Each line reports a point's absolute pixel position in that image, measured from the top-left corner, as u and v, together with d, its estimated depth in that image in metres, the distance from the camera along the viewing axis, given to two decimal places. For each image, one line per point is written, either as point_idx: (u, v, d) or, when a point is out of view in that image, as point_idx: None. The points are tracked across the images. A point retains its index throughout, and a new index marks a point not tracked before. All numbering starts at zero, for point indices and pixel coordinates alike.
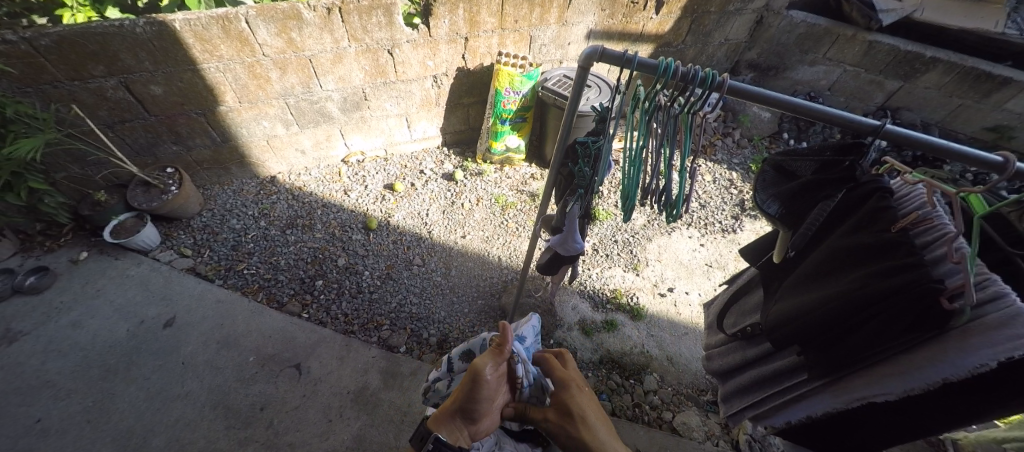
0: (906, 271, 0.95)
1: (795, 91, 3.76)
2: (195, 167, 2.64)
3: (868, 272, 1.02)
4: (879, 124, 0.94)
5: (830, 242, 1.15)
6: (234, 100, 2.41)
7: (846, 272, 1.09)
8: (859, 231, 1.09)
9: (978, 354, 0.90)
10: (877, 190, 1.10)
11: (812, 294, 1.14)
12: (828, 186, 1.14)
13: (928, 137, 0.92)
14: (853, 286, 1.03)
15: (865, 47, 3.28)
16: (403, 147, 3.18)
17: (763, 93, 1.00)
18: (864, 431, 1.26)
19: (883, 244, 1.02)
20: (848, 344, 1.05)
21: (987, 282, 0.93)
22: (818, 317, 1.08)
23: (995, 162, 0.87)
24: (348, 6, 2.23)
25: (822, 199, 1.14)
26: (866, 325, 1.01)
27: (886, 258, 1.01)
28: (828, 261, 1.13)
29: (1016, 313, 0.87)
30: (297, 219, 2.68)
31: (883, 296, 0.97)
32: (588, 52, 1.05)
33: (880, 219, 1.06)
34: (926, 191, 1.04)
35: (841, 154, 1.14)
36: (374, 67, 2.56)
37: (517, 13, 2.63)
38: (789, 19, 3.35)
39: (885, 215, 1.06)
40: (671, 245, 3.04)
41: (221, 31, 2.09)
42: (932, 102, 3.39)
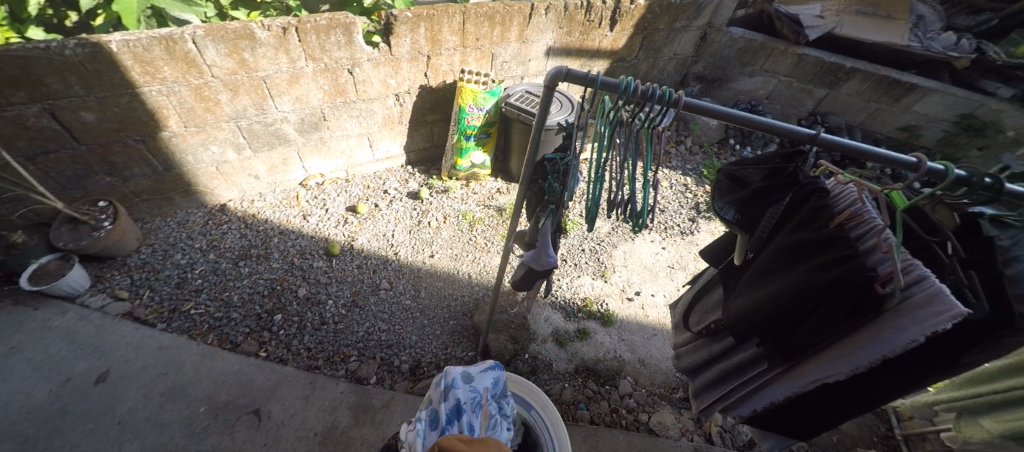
0: (846, 262, 1.02)
1: (737, 100, 4.05)
2: (133, 198, 2.38)
3: (814, 265, 1.09)
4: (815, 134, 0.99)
5: (778, 239, 1.23)
6: (178, 125, 2.21)
7: (796, 265, 1.15)
8: (804, 227, 1.17)
9: (908, 331, 0.97)
10: (816, 191, 1.18)
11: (765, 288, 1.21)
12: (776, 191, 1.21)
13: (857, 142, 0.97)
14: (799, 278, 1.11)
15: (796, 60, 3.60)
16: (365, 168, 3.07)
17: (714, 109, 1.02)
18: (818, 411, 1.33)
19: (823, 239, 1.10)
20: (798, 333, 1.12)
21: (912, 266, 1.00)
22: (773, 309, 1.16)
23: (909, 163, 0.92)
24: (305, 25, 2.14)
25: (772, 203, 1.21)
26: (813, 315, 1.08)
27: (826, 251, 1.09)
28: (780, 256, 1.19)
29: (936, 292, 0.94)
30: (250, 249, 2.49)
31: (826, 286, 1.04)
32: (554, 72, 1.06)
33: (822, 214, 1.14)
34: (856, 191, 1.13)
35: (785, 161, 1.22)
36: (333, 87, 2.47)
37: (479, 31, 2.64)
38: (729, 35, 3.64)
39: (824, 212, 1.14)
40: (635, 250, 3.13)
41: (165, 52, 1.93)
42: (854, 107, 3.77)
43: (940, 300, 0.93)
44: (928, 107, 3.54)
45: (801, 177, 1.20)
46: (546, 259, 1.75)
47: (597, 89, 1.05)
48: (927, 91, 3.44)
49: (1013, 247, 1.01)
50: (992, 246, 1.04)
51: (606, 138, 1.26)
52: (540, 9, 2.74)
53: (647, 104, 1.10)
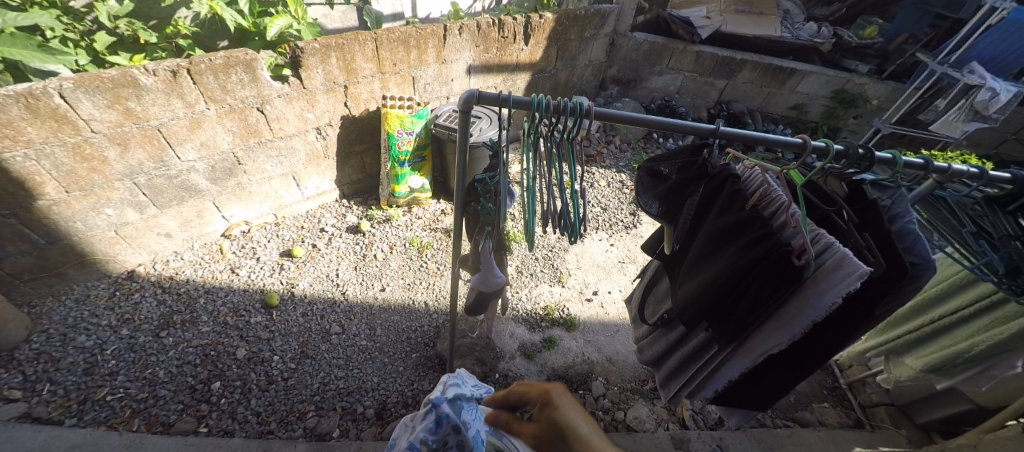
0: (764, 242, 1.12)
1: (653, 98, 4.36)
2: (11, 281, 2.05)
3: (739, 248, 1.16)
4: (713, 127, 1.06)
5: (705, 226, 1.31)
6: (57, 191, 1.95)
7: (724, 249, 1.22)
8: (725, 212, 1.26)
9: (828, 295, 1.06)
10: (729, 176, 1.30)
11: (700, 275, 1.27)
12: (688, 185, 1.36)
13: (751, 132, 1.05)
14: (728, 261, 1.17)
15: (695, 56, 3.97)
16: (295, 208, 2.89)
17: (624, 114, 1.06)
18: (771, 382, 1.39)
19: (742, 220, 1.19)
20: (736, 314, 1.16)
21: (819, 236, 1.12)
22: (709, 295, 1.20)
23: (797, 144, 1.01)
24: (198, 66, 1.99)
25: (688, 195, 1.36)
26: (747, 294, 1.13)
27: (747, 232, 1.17)
28: (709, 243, 1.27)
29: (842, 255, 1.04)
30: (173, 316, 2.23)
31: (752, 265, 1.11)
32: (466, 96, 1.06)
33: (736, 199, 1.26)
34: (762, 174, 1.28)
35: (694, 155, 1.38)
36: (243, 128, 2.32)
37: (395, 56, 2.63)
38: (634, 40, 3.93)
39: (739, 195, 1.25)
40: (586, 250, 3.22)
41: (25, 110, 1.70)
42: (751, 93, 4.21)
43: (846, 262, 1.03)
44: (809, 87, 4.04)
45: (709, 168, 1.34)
46: (494, 278, 1.78)
47: (511, 107, 1.07)
48: (804, 73, 3.93)
49: (893, 205, 1.19)
50: (876, 207, 1.17)
51: (529, 153, 1.27)
52: (454, 29, 2.79)
53: (561, 116, 1.14)
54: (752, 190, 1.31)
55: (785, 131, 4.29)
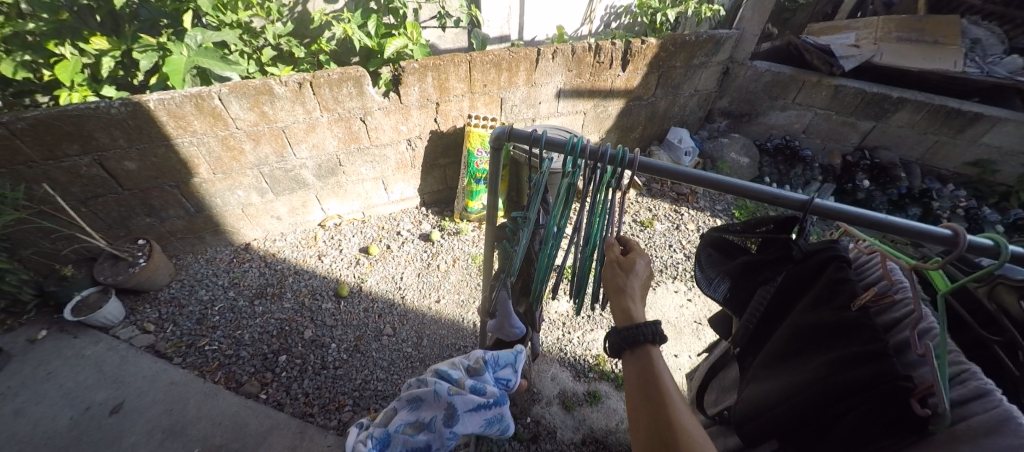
0: (871, 361, 0.79)
1: (771, 135, 3.81)
2: (169, 237, 2.65)
3: (832, 358, 0.86)
4: (806, 199, 0.85)
5: (789, 318, 1.01)
6: (208, 172, 2.45)
7: (814, 354, 0.91)
8: (821, 306, 0.95)
9: None
10: (833, 259, 0.99)
11: (775, 380, 0.96)
12: (768, 268, 1.06)
13: (863, 210, 0.81)
14: (813, 375, 0.87)
15: (832, 92, 3.34)
16: (381, 209, 3.20)
17: (679, 170, 0.91)
18: None
19: (844, 324, 0.88)
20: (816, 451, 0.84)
21: (968, 376, 0.75)
22: (780, 412, 0.90)
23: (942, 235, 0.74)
24: (319, 79, 2.32)
25: (761, 283, 1.07)
26: (835, 428, 0.81)
27: (849, 341, 0.86)
28: (793, 341, 0.97)
29: (1005, 416, 0.67)
30: (266, 288, 2.63)
31: (848, 391, 0.80)
32: (498, 132, 1.02)
33: (839, 292, 0.93)
34: (881, 263, 0.96)
35: (780, 229, 1.05)
36: (348, 135, 2.64)
37: (485, 78, 2.74)
38: (754, 69, 3.49)
39: (843, 288, 0.93)
40: (656, 301, 2.84)
41: (195, 108, 2.17)
42: (907, 140, 3.40)
43: (1011, 428, 0.66)
44: (1001, 139, 3.11)
45: (796, 252, 1.02)
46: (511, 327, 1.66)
47: (545, 146, 0.98)
48: (996, 119, 3.04)
49: None
50: None
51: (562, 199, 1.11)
52: (547, 53, 2.79)
53: (600, 166, 1.02)
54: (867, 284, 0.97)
55: (957, 192, 3.37)
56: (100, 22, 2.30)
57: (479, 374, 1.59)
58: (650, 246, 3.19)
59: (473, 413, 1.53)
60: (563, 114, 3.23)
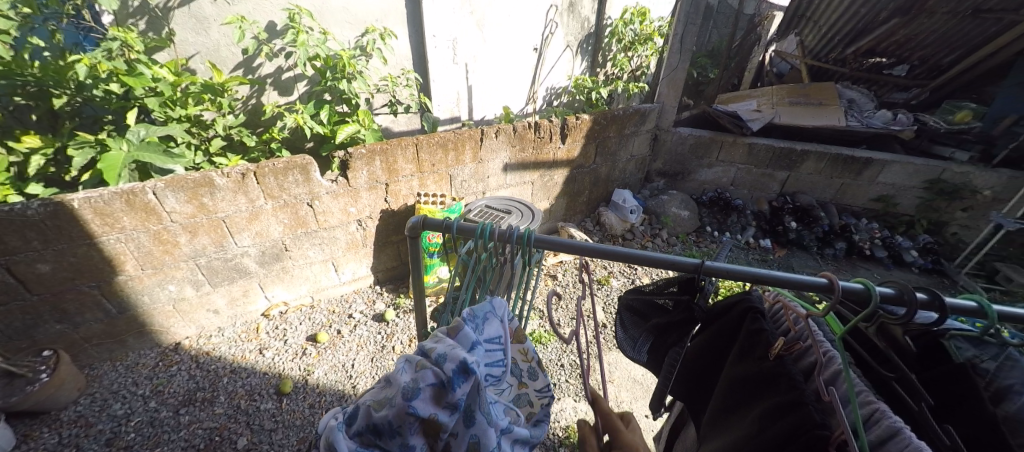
0: (792, 412, 0.83)
1: (704, 190, 4.16)
2: (82, 344, 2.35)
3: (761, 411, 0.88)
4: (698, 262, 0.92)
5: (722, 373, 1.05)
6: (136, 268, 2.27)
7: (746, 407, 0.93)
8: (746, 358, 1.00)
9: None
10: (748, 311, 1.05)
11: (718, 439, 0.97)
12: (676, 330, 1.19)
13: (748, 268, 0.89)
14: (749, 431, 0.88)
15: (747, 148, 3.78)
16: (331, 291, 3.06)
17: (578, 245, 0.97)
18: None
19: (766, 375, 0.92)
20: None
21: (878, 415, 0.78)
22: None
23: (819, 284, 0.84)
24: (264, 169, 2.34)
25: (671, 344, 1.21)
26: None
27: (772, 392, 0.89)
28: (729, 396, 0.99)
29: None
30: (196, 393, 2.35)
31: (777, 445, 0.82)
32: (413, 222, 1.06)
33: (758, 343, 0.99)
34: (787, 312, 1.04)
35: (683, 291, 1.15)
36: (294, 220, 2.60)
37: (433, 158, 2.86)
38: (678, 134, 3.90)
39: (760, 339, 0.99)
40: (620, 360, 2.78)
41: (125, 204, 2.07)
42: (819, 185, 3.82)
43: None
44: (893, 177, 3.57)
45: (698, 312, 1.14)
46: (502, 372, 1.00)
47: (457, 233, 1.04)
48: (884, 162, 3.52)
49: (998, 374, 0.84)
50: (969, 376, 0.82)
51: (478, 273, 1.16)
52: (490, 133, 3.00)
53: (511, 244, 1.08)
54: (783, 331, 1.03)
55: (871, 225, 3.76)
56: (37, 121, 2.30)
57: (456, 329, 0.82)
58: (609, 303, 3.22)
59: (437, 389, 0.73)
60: (511, 185, 3.39)
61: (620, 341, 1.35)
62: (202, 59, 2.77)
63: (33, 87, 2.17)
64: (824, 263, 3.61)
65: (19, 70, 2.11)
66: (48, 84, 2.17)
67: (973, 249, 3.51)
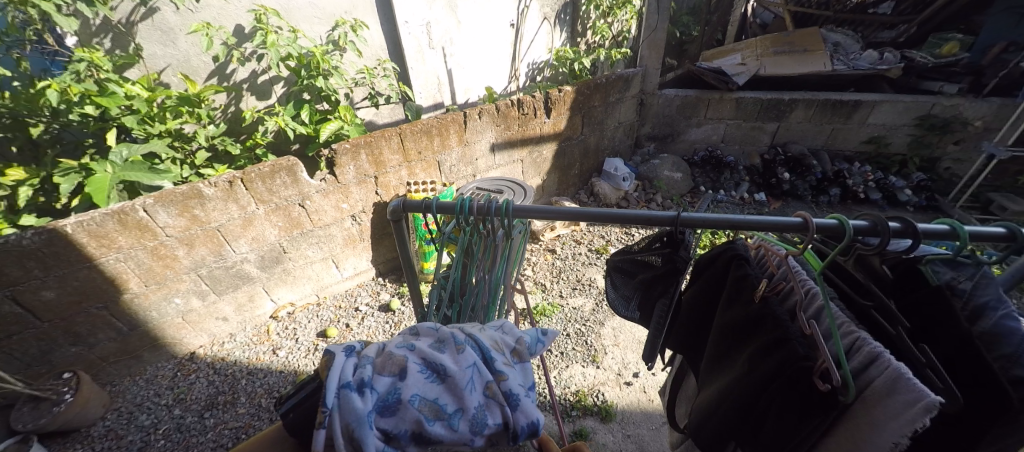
0: (779, 349, 0.85)
1: (695, 150, 4.14)
2: (100, 363, 2.42)
3: (750, 352, 0.90)
4: (673, 214, 0.89)
5: (715, 321, 1.06)
6: (139, 285, 2.31)
7: (737, 350, 0.96)
8: (733, 303, 1.01)
9: (889, 430, 0.73)
10: (734, 259, 1.08)
11: (715, 383, 1.00)
12: (661, 282, 1.19)
13: (723, 214, 0.86)
14: (741, 372, 0.91)
15: (735, 104, 3.74)
16: (335, 287, 3.12)
17: (549, 210, 0.95)
18: None
19: (752, 317, 0.94)
20: (760, 448, 0.86)
21: (859, 343, 0.80)
22: (723, 416, 0.94)
23: (794, 224, 0.81)
24: (250, 175, 2.34)
25: (659, 296, 1.21)
26: (767, 421, 0.85)
27: (758, 333, 0.92)
28: (720, 341, 1.01)
29: (897, 374, 0.73)
30: (217, 397, 2.44)
31: (765, 381, 0.85)
32: (395, 205, 1.09)
33: (744, 288, 1.00)
34: (769, 257, 1.05)
35: (667, 245, 1.13)
36: (287, 221, 2.62)
37: (419, 145, 2.84)
38: (664, 97, 3.86)
39: (746, 284, 1.01)
40: (625, 324, 2.84)
41: (118, 223, 2.09)
42: (810, 133, 3.80)
43: (903, 385, 0.71)
44: (883, 117, 3.54)
45: (682, 263, 1.12)
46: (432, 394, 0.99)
47: (436, 211, 1.06)
48: (873, 103, 3.48)
49: (975, 292, 0.84)
50: (946, 296, 0.82)
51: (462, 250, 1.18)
52: (473, 114, 2.97)
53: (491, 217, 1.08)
54: (768, 274, 1.05)
55: (864, 168, 3.76)
56: (18, 152, 2.30)
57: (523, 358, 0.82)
58: None
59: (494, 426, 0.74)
60: (501, 165, 3.38)
61: (611, 300, 1.36)
62: (174, 72, 2.74)
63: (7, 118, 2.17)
64: (820, 210, 3.62)
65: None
66: (22, 113, 2.18)
67: (967, 181, 3.51)
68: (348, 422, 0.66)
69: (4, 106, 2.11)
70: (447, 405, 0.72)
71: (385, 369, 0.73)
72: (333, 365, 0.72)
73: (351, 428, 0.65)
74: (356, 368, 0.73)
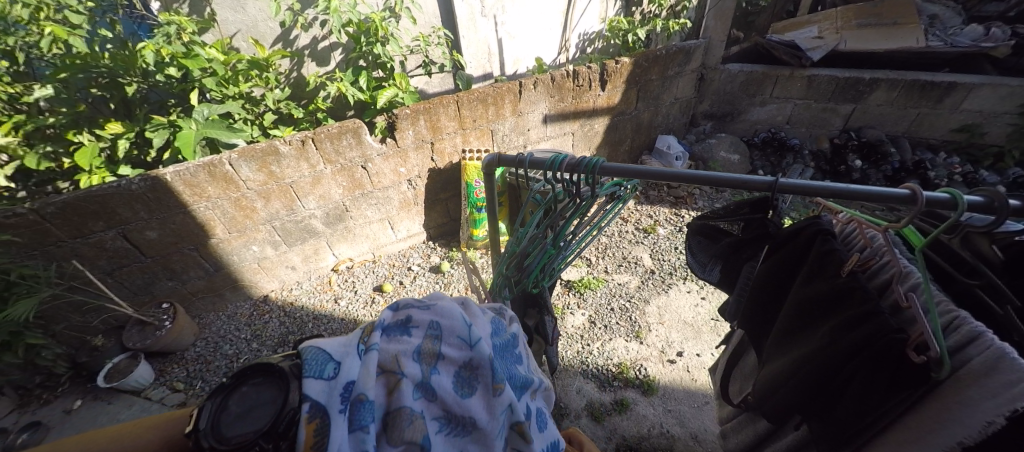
0: (866, 322, 0.87)
1: (755, 130, 3.96)
2: (191, 298, 2.75)
3: (831, 326, 0.93)
4: (771, 180, 0.88)
5: (791, 295, 1.08)
6: (224, 232, 2.58)
7: (815, 324, 0.99)
8: (815, 279, 1.02)
9: (984, 409, 0.74)
10: (817, 233, 1.07)
11: (788, 356, 1.04)
12: (748, 247, 1.25)
13: (825, 182, 0.84)
14: (819, 344, 0.94)
15: (807, 82, 3.51)
16: (389, 247, 3.32)
17: (645, 170, 0.97)
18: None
19: (837, 292, 0.95)
20: (838, 419, 0.91)
21: (958, 322, 0.79)
22: (793, 387, 0.98)
23: (901, 196, 0.78)
24: (320, 135, 2.49)
25: (746, 259, 1.26)
26: (845, 393, 0.89)
27: (843, 308, 0.93)
28: (795, 315, 1.04)
29: (1000, 354, 0.73)
30: (288, 336, 2.72)
31: (848, 355, 0.87)
32: (488, 159, 1.13)
33: (828, 262, 1.01)
34: (859, 230, 1.03)
35: (755, 210, 1.19)
36: (351, 182, 2.79)
37: (475, 113, 2.89)
38: (727, 72, 3.69)
39: (830, 260, 1.01)
40: (670, 304, 2.85)
41: (209, 175, 2.32)
42: (890, 117, 3.51)
43: (1007, 364, 0.71)
44: (980, 103, 3.21)
45: (773, 228, 1.17)
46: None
47: (529, 167, 1.06)
48: (970, 86, 3.15)
49: None
50: None
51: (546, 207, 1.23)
52: (529, 84, 2.97)
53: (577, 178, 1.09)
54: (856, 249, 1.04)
55: (950, 159, 3.44)
56: (113, 109, 2.52)
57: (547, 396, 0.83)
58: (656, 251, 3.27)
59: None
60: (552, 137, 3.38)
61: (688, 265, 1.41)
62: (244, 37, 2.91)
63: (105, 78, 2.37)
64: None
65: (94, 62, 2.30)
66: (118, 73, 2.36)
67: None
68: None
69: (106, 67, 2.28)
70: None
71: (397, 437, 0.64)
72: (331, 432, 0.60)
73: None
74: (359, 432, 0.62)
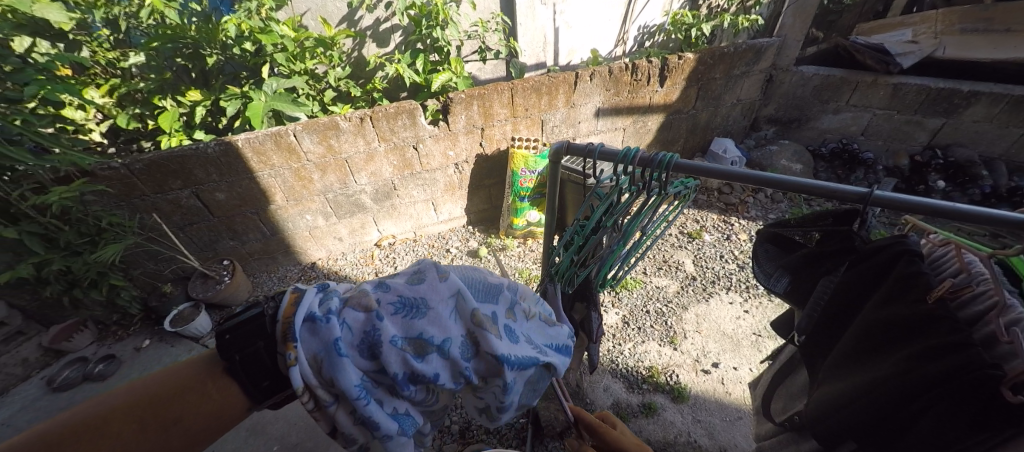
0: (953, 353, 0.81)
1: (824, 139, 3.69)
2: (248, 258, 2.95)
3: (909, 353, 0.87)
4: (866, 192, 0.87)
5: (861, 315, 1.01)
6: (282, 199, 2.74)
7: (888, 350, 0.92)
8: (893, 302, 0.95)
9: None
10: (903, 254, 0.98)
11: (850, 379, 0.98)
12: (827, 259, 1.13)
13: (932, 200, 0.82)
14: (892, 371, 0.89)
15: (891, 90, 3.21)
16: (430, 228, 3.40)
17: (726, 171, 0.95)
18: None
19: (920, 318, 0.88)
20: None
21: None
22: (855, 412, 0.94)
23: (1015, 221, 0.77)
24: (378, 114, 2.56)
25: (823, 273, 1.14)
26: (917, 426, 0.84)
27: (926, 336, 0.87)
28: (864, 337, 0.97)
29: None
30: None
31: (930, 384, 0.83)
32: (557, 146, 1.13)
33: (912, 286, 0.92)
34: (955, 253, 0.95)
35: (839, 222, 1.12)
36: (401, 162, 2.86)
37: (528, 102, 2.87)
38: (800, 74, 3.44)
39: (917, 283, 0.92)
40: (710, 313, 2.74)
41: (274, 144, 2.45)
42: (987, 136, 3.14)
43: None
44: None
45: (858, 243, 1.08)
46: None
47: (599, 158, 1.07)
48: None
49: None
50: None
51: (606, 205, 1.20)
52: (585, 76, 2.90)
53: (650, 174, 1.07)
54: (944, 273, 0.95)
55: None
56: (193, 78, 2.70)
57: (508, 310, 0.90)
58: (700, 257, 3.14)
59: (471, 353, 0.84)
60: (602, 131, 3.29)
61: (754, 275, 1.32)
62: (314, 15, 3.03)
63: (189, 49, 2.53)
64: None
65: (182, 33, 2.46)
66: (200, 45, 2.52)
67: None
68: (323, 353, 0.79)
69: (192, 39, 2.44)
70: (423, 345, 0.80)
71: (354, 309, 0.82)
72: (306, 298, 0.85)
73: (322, 355, 0.78)
74: (326, 301, 0.85)
